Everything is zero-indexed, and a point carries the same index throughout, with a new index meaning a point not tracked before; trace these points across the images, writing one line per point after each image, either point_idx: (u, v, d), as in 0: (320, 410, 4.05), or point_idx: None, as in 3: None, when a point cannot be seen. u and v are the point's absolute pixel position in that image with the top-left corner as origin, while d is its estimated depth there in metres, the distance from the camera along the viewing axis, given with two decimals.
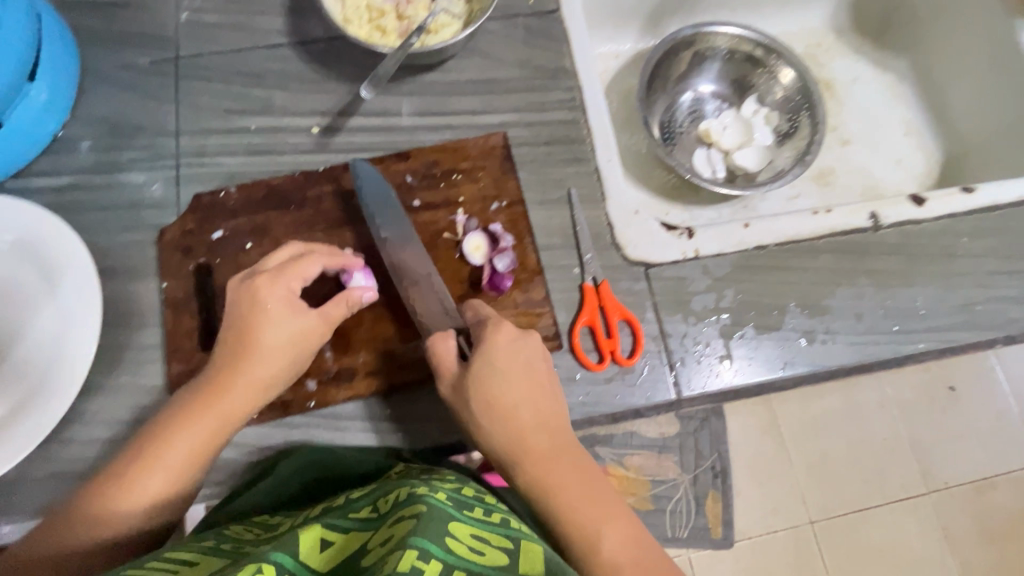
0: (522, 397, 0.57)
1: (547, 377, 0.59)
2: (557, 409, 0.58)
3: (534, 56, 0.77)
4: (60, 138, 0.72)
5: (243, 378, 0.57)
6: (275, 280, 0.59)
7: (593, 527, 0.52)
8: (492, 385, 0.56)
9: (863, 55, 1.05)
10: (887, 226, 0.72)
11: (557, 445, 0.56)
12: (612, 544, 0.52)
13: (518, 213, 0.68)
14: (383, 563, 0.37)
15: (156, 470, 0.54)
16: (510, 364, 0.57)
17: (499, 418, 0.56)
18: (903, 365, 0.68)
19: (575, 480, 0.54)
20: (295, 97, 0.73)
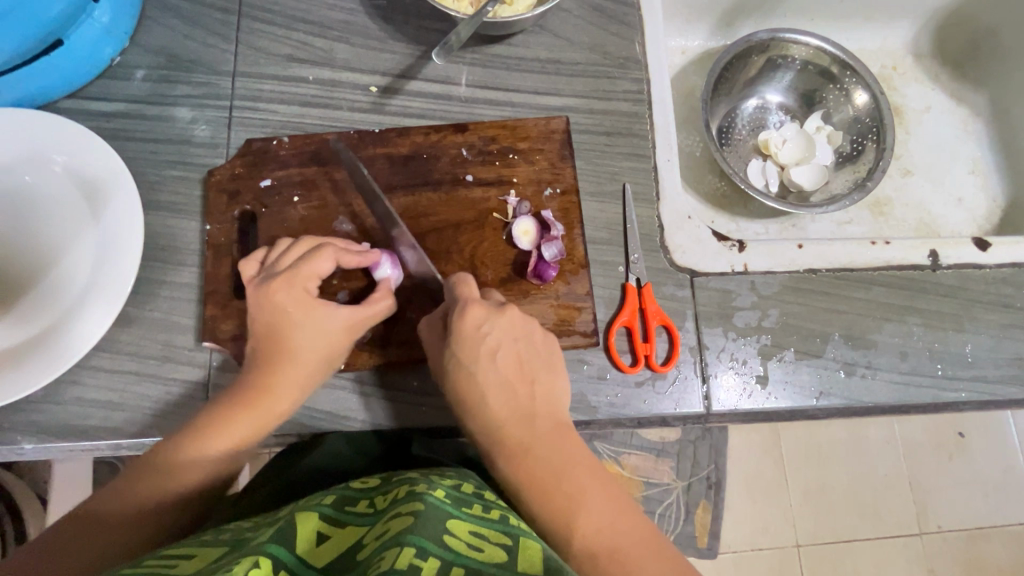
0: (501, 380, 0.57)
1: (526, 357, 0.58)
2: (537, 384, 0.57)
3: (606, 41, 0.74)
4: (115, 63, 0.70)
5: (286, 364, 0.57)
6: (307, 269, 0.59)
7: (568, 500, 0.51)
8: (470, 367, 0.57)
9: (939, 83, 1.00)
10: (945, 266, 0.70)
11: (536, 425, 0.55)
12: (590, 521, 0.50)
13: (573, 202, 0.66)
14: (381, 560, 0.39)
15: (216, 443, 0.55)
16: (483, 344, 0.57)
17: (479, 401, 0.56)
18: (941, 411, 0.67)
19: (553, 458, 0.53)
20: (357, 52, 0.71)
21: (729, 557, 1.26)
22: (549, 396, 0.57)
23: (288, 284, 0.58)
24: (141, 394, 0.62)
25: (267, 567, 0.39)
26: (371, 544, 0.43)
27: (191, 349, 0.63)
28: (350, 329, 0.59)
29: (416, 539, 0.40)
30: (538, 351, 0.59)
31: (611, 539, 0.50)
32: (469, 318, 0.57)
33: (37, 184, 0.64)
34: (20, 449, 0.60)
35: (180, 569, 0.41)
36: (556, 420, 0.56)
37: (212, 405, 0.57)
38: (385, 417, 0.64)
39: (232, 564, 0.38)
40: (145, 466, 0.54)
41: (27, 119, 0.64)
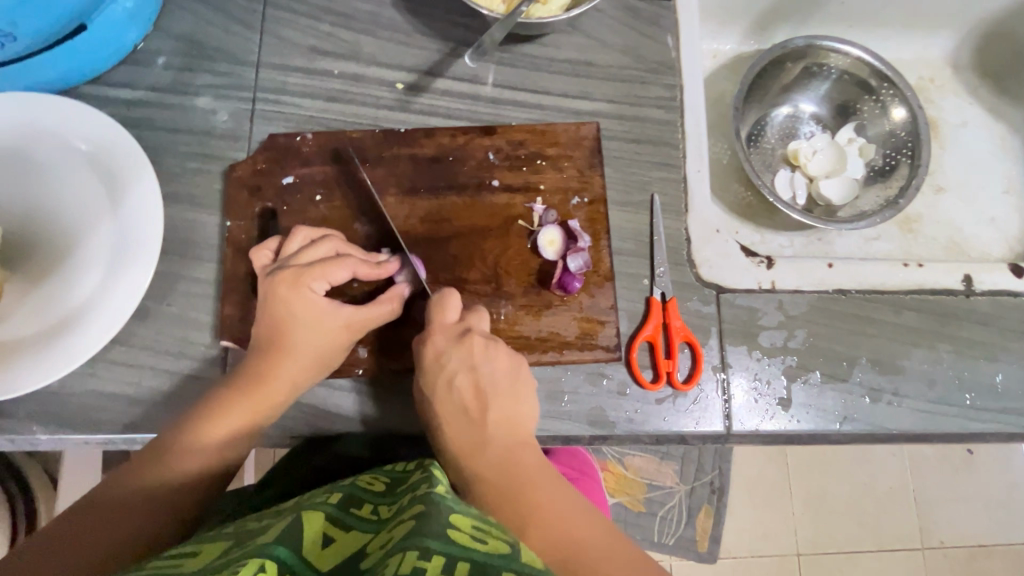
0: (459, 407, 0.55)
1: (485, 378, 0.56)
2: (495, 408, 0.55)
3: (640, 44, 0.71)
4: (139, 50, 0.69)
5: (291, 357, 0.57)
6: (311, 268, 0.58)
7: (516, 517, 0.49)
8: (428, 398, 0.56)
9: (977, 98, 0.97)
10: (979, 292, 0.68)
11: (490, 450, 0.53)
12: (541, 538, 0.48)
13: (600, 212, 0.65)
14: (385, 564, 0.38)
15: (214, 434, 0.54)
16: (440, 371, 0.56)
17: (437, 431, 0.55)
18: (966, 441, 0.65)
19: (507, 479, 0.51)
20: (383, 46, 0.70)
21: (728, 563, 1.25)
22: (507, 418, 0.55)
23: (293, 278, 0.58)
24: (156, 390, 0.61)
25: (273, 571, 0.38)
26: (375, 550, 0.42)
27: (208, 346, 0.62)
28: (352, 327, 0.59)
29: (419, 539, 0.39)
30: (501, 374, 0.57)
31: (564, 552, 0.47)
32: (428, 344, 0.57)
33: (57, 170, 0.63)
34: (34, 439, 0.59)
35: (183, 569, 0.40)
36: (513, 440, 0.54)
37: (210, 397, 0.57)
38: (400, 424, 0.62)
39: (237, 566, 0.37)
40: (146, 456, 0.53)
41: (49, 104, 0.62)
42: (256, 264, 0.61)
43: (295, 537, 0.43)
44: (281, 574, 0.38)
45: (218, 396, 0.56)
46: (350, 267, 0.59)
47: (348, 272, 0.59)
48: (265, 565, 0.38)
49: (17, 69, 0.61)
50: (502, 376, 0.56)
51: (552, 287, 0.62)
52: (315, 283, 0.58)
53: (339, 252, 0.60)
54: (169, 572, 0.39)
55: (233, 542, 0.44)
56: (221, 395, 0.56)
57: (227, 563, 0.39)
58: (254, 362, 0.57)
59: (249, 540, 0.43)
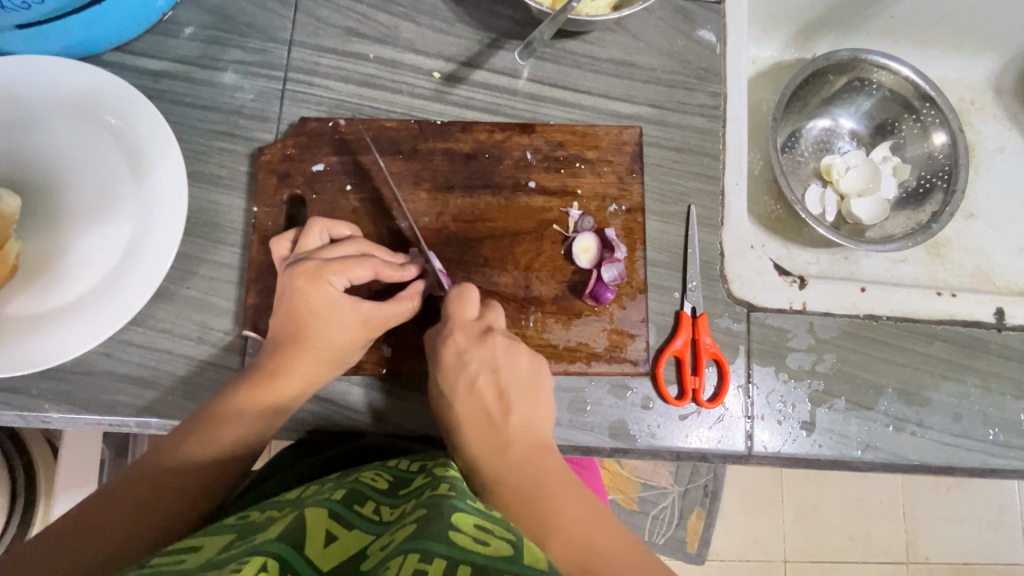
0: (478, 409, 0.54)
1: (506, 386, 0.55)
2: (514, 413, 0.54)
3: (686, 47, 0.69)
4: (167, 19, 0.66)
5: (310, 353, 0.56)
6: (332, 265, 0.56)
7: (539, 521, 0.48)
8: (449, 398, 0.55)
9: (1016, 124, 0.95)
10: (1011, 327, 0.67)
11: (509, 454, 0.52)
12: (562, 537, 0.47)
13: (637, 222, 0.63)
14: (387, 568, 0.37)
15: (232, 424, 0.53)
16: (461, 372, 0.55)
17: (454, 432, 0.54)
18: (985, 476, 0.64)
19: (525, 482, 0.50)
20: (422, 33, 0.67)
21: (715, 565, 1.26)
22: (526, 422, 0.54)
23: (314, 270, 0.56)
24: (173, 375, 0.60)
25: (274, 568, 0.37)
26: (376, 552, 0.42)
27: (228, 333, 0.61)
28: (373, 320, 0.57)
29: (420, 544, 0.38)
30: (521, 378, 0.55)
31: (585, 556, 0.46)
32: (447, 345, 0.56)
33: (81, 142, 0.61)
34: (46, 417, 0.58)
35: (187, 563, 0.40)
36: (526, 443, 0.53)
37: (228, 388, 0.56)
38: (420, 425, 0.61)
39: (239, 562, 0.37)
40: (161, 450, 0.52)
41: (74, 72, 0.60)
42: (275, 254, 0.59)
43: (297, 531, 0.42)
44: (283, 573, 0.38)
45: (233, 391, 0.55)
46: (372, 268, 0.57)
47: (369, 271, 0.57)
48: (266, 562, 0.37)
49: (39, 33, 0.58)
50: (523, 381, 0.55)
51: (582, 298, 0.61)
52: (336, 275, 0.56)
53: (362, 251, 0.58)
54: (172, 568, 0.39)
55: (238, 534, 0.44)
56: (237, 391, 0.55)
57: (227, 558, 0.39)
58: (272, 358, 0.56)
59: (252, 534, 0.43)
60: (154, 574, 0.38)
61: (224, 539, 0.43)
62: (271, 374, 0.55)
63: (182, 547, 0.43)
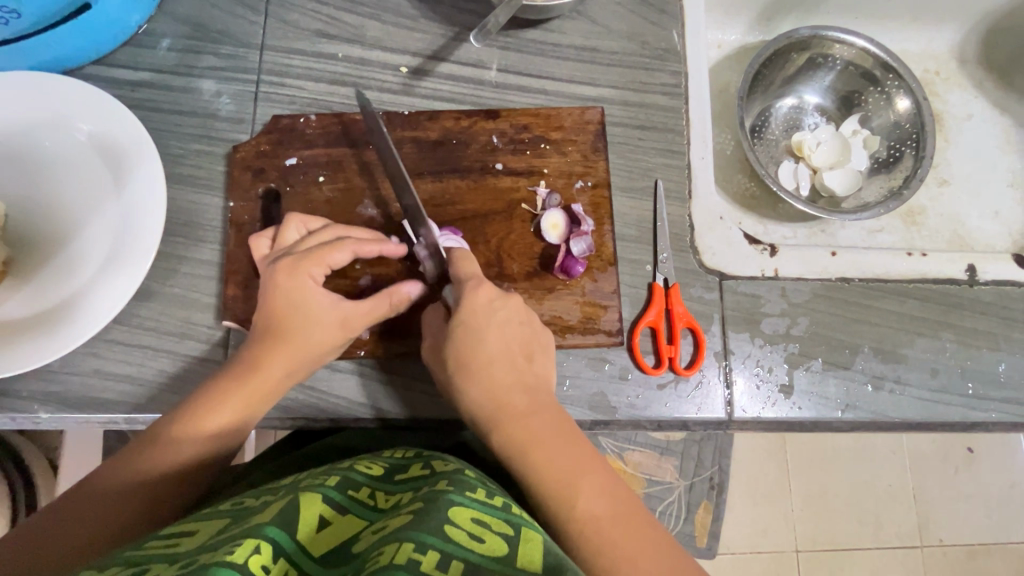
0: (504, 352, 0.55)
1: (529, 336, 0.57)
2: (536, 362, 0.56)
3: (645, 30, 0.71)
4: (142, 32, 0.69)
5: (292, 343, 0.56)
6: (308, 260, 0.57)
7: (570, 467, 0.50)
8: (478, 335, 0.55)
9: (981, 91, 0.97)
10: (983, 282, 0.68)
11: (535, 398, 0.54)
12: (588, 488, 0.50)
13: (604, 197, 0.65)
14: (379, 554, 0.37)
15: (213, 414, 0.53)
16: (494, 316, 0.56)
17: (481, 370, 0.54)
18: (969, 430, 0.65)
19: (553, 427, 0.53)
20: (388, 30, 0.69)
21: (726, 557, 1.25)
22: (545, 373, 0.57)
23: (294, 264, 0.57)
24: (158, 370, 0.61)
25: (267, 555, 0.37)
26: (369, 536, 0.42)
27: (210, 327, 0.62)
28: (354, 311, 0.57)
29: (412, 535, 0.38)
30: (537, 333, 0.58)
31: (607, 504, 0.49)
32: (482, 291, 0.56)
33: (63, 151, 0.63)
34: (37, 418, 0.60)
35: (181, 548, 0.40)
36: (543, 394, 0.55)
37: (210, 382, 0.56)
38: (404, 408, 0.62)
39: (232, 547, 0.37)
40: (141, 444, 0.52)
41: (53, 85, 0.62)
42: (255, 253, 0.61)
43: (291, 514, 0.42)
44: (276, 558, 0.38)
45: (216, 386, 0.55)
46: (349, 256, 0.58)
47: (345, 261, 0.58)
48: (260, 547, 0.37)
49: (19, 49, 0.61)
50: (540, 334, 0.58)
51: (553, 271, 0.62)
52: (315, 266, 0.57)
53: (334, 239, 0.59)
54: (167, 552, 0.39)
55: (231, 519, 0.44)
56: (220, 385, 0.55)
57: (220, 543, 0.39)
58: (255, 350, 0.56)
59: (247, 518, 0.43)
60: (149, 558, 0.38)
61: (220, 523, 0.43)
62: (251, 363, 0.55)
63: (177, 531, 0.43)
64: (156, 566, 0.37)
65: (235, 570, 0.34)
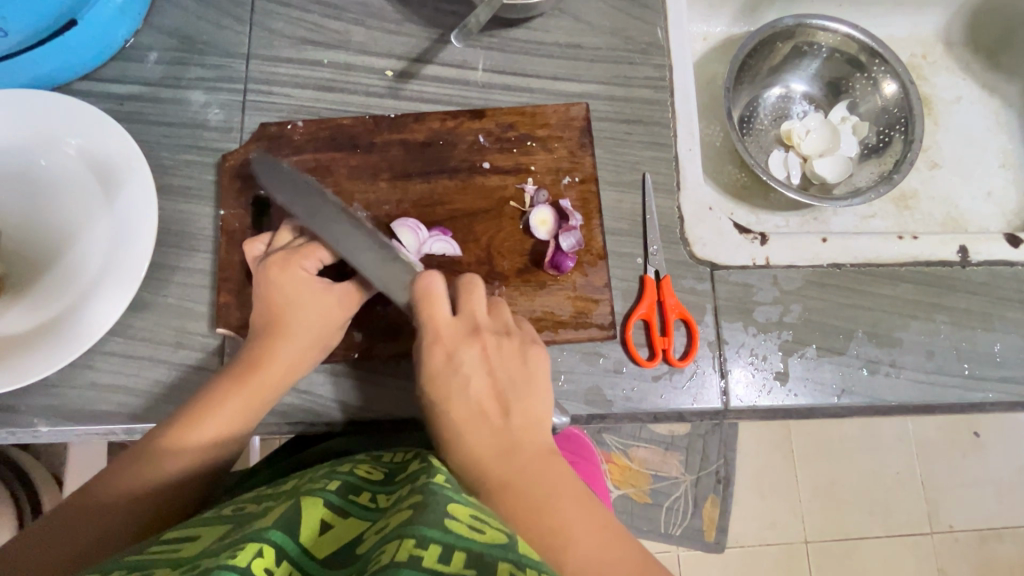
0: (475, 408, 0.51)
1: (502, 385, 0.52)
2: (514, 412, 0.51)
3: (628, 25, 0.72)
4: (130, 46, 0.69)
5: (291, 334, 0.57)
6: (301, 256, 0.59)
7: (557, 540, 0.44)
8: (445, 402, 0.51)
9: (969, 73, 0.97)
10: (975, 263, 0.68)
11: (516, 458, 0.49)
12: (580, 560, 0.44)
13: (591, 191, 0.65)
14: (381, 553, 0.36)
15: (218, 409, 0.54)
16: (454, 374, 0.52)
17: (454, 436, 0.50)
18: (967, 411, 0.65)
19: (537, 489, 0.47)
20: (372, 35, 0.70)
21: (736, 552, 1.24)
22: (526, 421, 0.51)
23: (285, 258, 0.59)
24: (154, 380, 0.61)
25: (270, 558, 0.37)
26: (372, 536, 0.40)
27: (205, 335, 0.63)
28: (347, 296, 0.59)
29: (413, 529, 0.37)
30: (515, 375, 0.53)
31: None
32: (440, 350, 0.53)
33: (55, 167, 0.64)
34: (36, 432, 0.60)
35: (185, 553, 0.40)
36: (524, 449, 0.49)
37: (211, 384, 0.57)
38: (400, 409, 0.62)
39: (234, 551, 0.37)
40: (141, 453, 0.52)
41: (42, 101, 0.63)
42: (249, 256, 0.61)
43: (292, 518, 0.41)
44: (279, 561, 0.37)
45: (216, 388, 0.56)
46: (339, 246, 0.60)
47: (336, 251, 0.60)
48: (262, 551, 0.37)
49: (8, 67, 0.62)
50: (517, 377, 0.53)
51: (542, 267, 0.62)
52: (305, 260, 0.59)
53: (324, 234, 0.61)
54: (171, 558, 0.39)
55: (234, 524, 0.44)
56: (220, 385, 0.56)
57: (222, 548, 0.38)
58: (252, 347, 0.57)
59: (249, 522, 0.42)
60: (154, 564, 0.38)
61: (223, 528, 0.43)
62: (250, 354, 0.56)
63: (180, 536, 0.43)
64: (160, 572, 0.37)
65: None
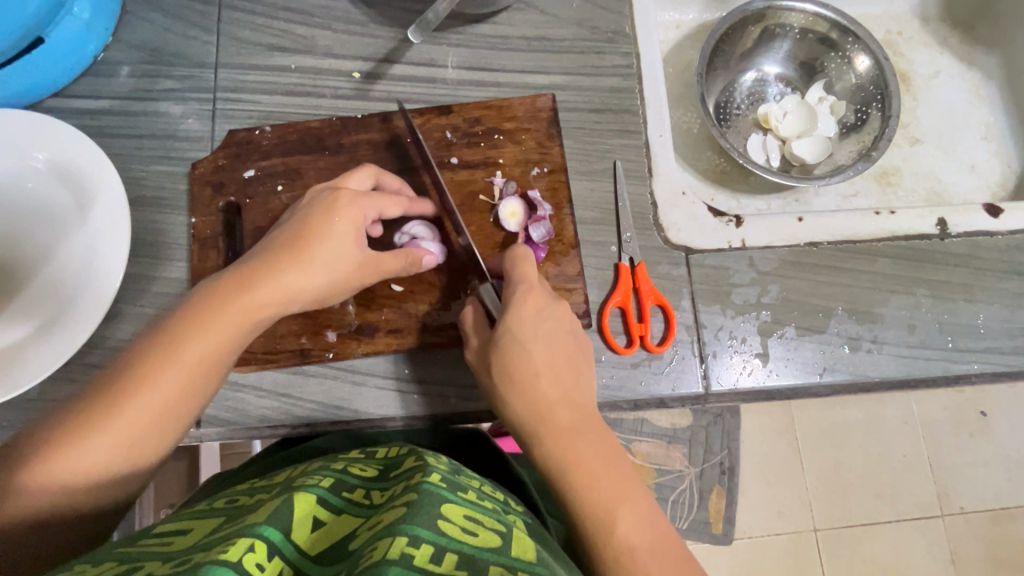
0: (553, 364, 0.54)
1: (576, 348, 0.56)
2: (582, 377, 0.55)
3: (592, 14, 0.72)
4: (100, 61, 0.70)
5: (305, 280, 0.54)
6: (357, 202, 0.57)
7: (612, 497, 0.49)
8: (525, 348, 0.54)
9: (947, 47, 0.96)
10: (954, 235, 0.67)
11: (582, 417, 0.53)
12: (630, 520, 0.48)
13: (561, 181, 0.65)
14: (372, 550, 0.34)
15: (205, 344, 0.50)
16: (540, 326, 0.55)
17: (525, 382, 0.53)
18: (954, 384, 0.64)
19: (598, 453, 0.51)
20: (338, 38, 0.70)
21: (743, 542, 1.22)
22: (590, 389, 0.55)
23: (346, 201, 0.57)
24: None
25: (262, 553, 0.34)
26: (364, 532, 0.39)
27: None
28: (363, 261, 0.57)
29: (405, 527, 0.36)
30: (581, 346, 0.57)
31: (651, 543, 0.47)
32: (527, 301, 0.55)
33: (26, 183, 0.64)
34: None
35: (174, 547, 0.37)
36: (587, 411, 0.53)
37: (206, 300, 0.52)
38: (378, 408, 0.62)
39: (225, 546, 0.34)
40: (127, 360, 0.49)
41: (10, 120, 0.63)
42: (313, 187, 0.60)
43: (285, 511, 0.39)
44: (271, 557, 0.35)
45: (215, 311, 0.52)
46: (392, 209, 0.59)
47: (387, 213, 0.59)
48: (255, 545, 0.34)
49: None
50: (584, 345, 0.57)
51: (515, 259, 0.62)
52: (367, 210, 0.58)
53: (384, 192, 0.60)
54: (158, 551, 0.37)
55: (225, 518, 0.42)
56: (219, 311, 0.52)
57: (209, 542, 0.36)
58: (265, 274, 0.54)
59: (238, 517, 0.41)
60: (141, 557, 0.35)
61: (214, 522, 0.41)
62: (251, 279, 0.53)
63: (166, 531, 0.41)
64: (149, 564, 0.34)
65: (229, 568, 0.32)
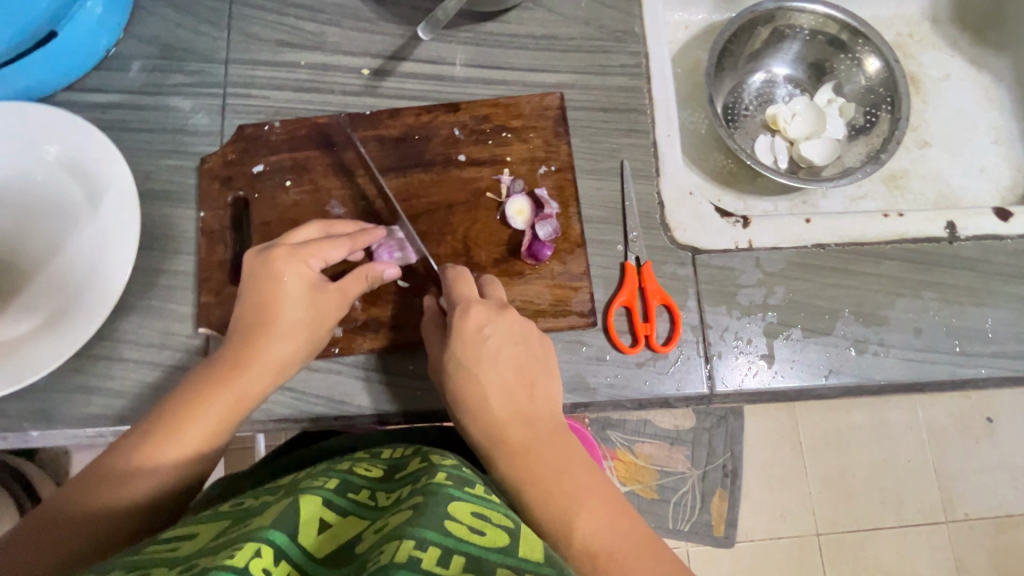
0: (504, 383, 0.55)
1: (531, 360, 0.57)
2: (536, 388, 0.56)
3: (601, 13, 0.72)
4: (111, 55, 0.71)
5: (284, 324, 0.57)
6: (297, 252, 0.58)
7: (565, 502, 0.49)
8: (475, 373, 0.55)
9: (958, 50, 0.95)
10: (963, 238, 0.67)
11: (536, 427, 0.54)
12: (586, 524, 0.48)
13: (568, 179, 0.65)
14: (380, 554, 0.34)
15: (193, 426, 0.52)
16: (487, 346, 0.56)
17: (478, 403, 0.55)
18: (961, 389, 0.63)
19: (552, 461, 0.52)
20: (347, 35, 0.71)
21: (745, 546, 1.22)
22: (548, 398, 0.56)
23: (288, 252, 0.58)
24: (139, 381, 0.62)
25: (269, 557, 0.34)
26: (371, 535, 0.39)
27: (189, 336, 0.63)
28: (332, 297, 0.59)
29: (412, 531, 0.36)
30: (535, 354, 0.57)
31: (609, 545, 0.47)
32: (470, 319, 0.56)
33: (37, 176, 0.65)
34: (28, 436, 0.61)
35: (180, 552, 0.37)
36: (541, 422, 0.54)
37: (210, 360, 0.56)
38: (382, 403, 0.62)
39: (232, 551, 0.34)
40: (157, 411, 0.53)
41: (21, 113, 0.64)
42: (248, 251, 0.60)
43: (291, 515, 0.39)
44: (278, 561, 0.35)
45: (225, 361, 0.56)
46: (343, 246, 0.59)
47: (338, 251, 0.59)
48: (261, 550, 0.34)
49: None
50: (543, 352, 0.58)
51: (522, 257, 0.62)
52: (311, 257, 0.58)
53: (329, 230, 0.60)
54: (165, 557, 0.37)
55: (231, 521, 0.42)
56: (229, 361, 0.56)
57: (216, 547, 0.36)
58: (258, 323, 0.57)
59: (244, 520, 0.41)
60: (147, 563, 0.35)
61: (220, 525, 0.41)
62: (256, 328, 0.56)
63: (173, 536, 0.41)
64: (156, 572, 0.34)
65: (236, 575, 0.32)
